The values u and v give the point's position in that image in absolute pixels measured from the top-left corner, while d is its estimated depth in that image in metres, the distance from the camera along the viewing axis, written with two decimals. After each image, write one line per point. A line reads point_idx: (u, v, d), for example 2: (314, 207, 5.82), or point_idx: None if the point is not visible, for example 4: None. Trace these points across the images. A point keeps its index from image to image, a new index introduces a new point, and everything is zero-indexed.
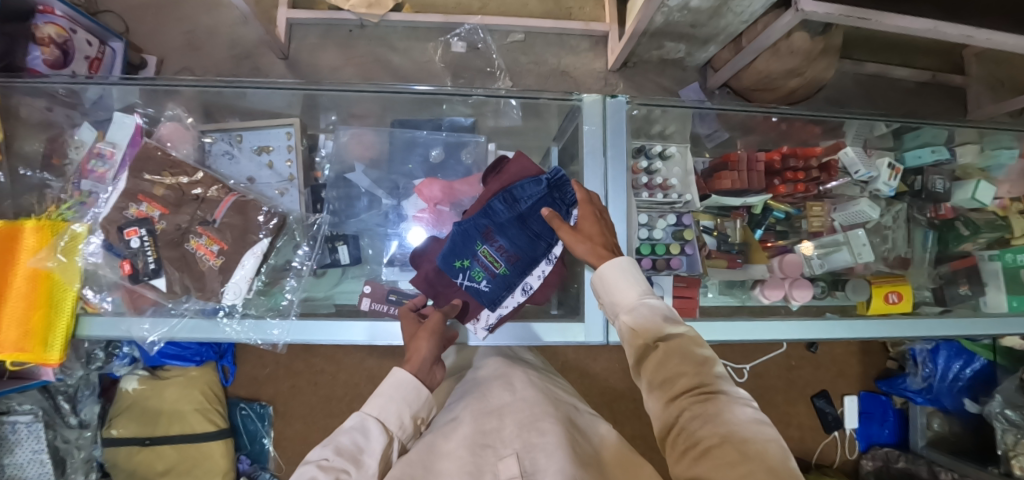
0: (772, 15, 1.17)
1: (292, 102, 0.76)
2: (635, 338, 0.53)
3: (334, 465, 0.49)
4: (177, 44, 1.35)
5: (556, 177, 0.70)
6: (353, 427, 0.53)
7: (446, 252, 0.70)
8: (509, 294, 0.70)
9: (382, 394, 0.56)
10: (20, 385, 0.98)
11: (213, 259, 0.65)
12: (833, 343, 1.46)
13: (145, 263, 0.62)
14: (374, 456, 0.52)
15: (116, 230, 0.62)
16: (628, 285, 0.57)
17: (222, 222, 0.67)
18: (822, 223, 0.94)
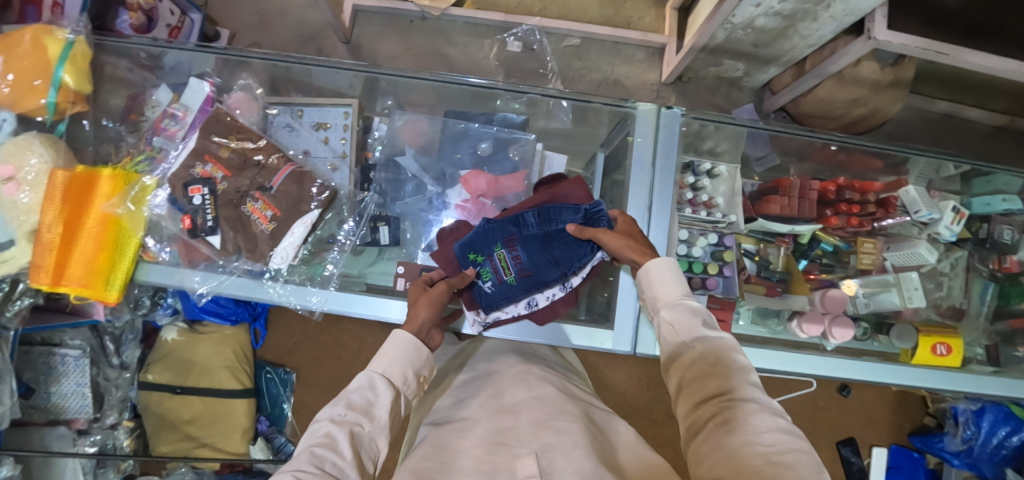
0: (840, 41, 1.13)
1: (354, 83, 0.80)
2: (672, 336, 0.54)
3: (347, 419, 0.51)
4: (250, 21, 1.42)
5: (594, 210, 0.68)
6: (360, 384, 0.54)
7: (467, 240, 0.71)
8: (509, 304, 0.70)
9: (384, 353, 0.57)
10: (73, 321, 1.08)
11: (266, 223, 0.69)
12: (867, 390, 1.39)
13: (204, 220, 0.67)
14: (385, 409, 0.54)
15: (181, 186, 0.66)
16: (670, 284, 0.57)
17: (278, 189, 0.70)
18: (872, 261, 0.89)
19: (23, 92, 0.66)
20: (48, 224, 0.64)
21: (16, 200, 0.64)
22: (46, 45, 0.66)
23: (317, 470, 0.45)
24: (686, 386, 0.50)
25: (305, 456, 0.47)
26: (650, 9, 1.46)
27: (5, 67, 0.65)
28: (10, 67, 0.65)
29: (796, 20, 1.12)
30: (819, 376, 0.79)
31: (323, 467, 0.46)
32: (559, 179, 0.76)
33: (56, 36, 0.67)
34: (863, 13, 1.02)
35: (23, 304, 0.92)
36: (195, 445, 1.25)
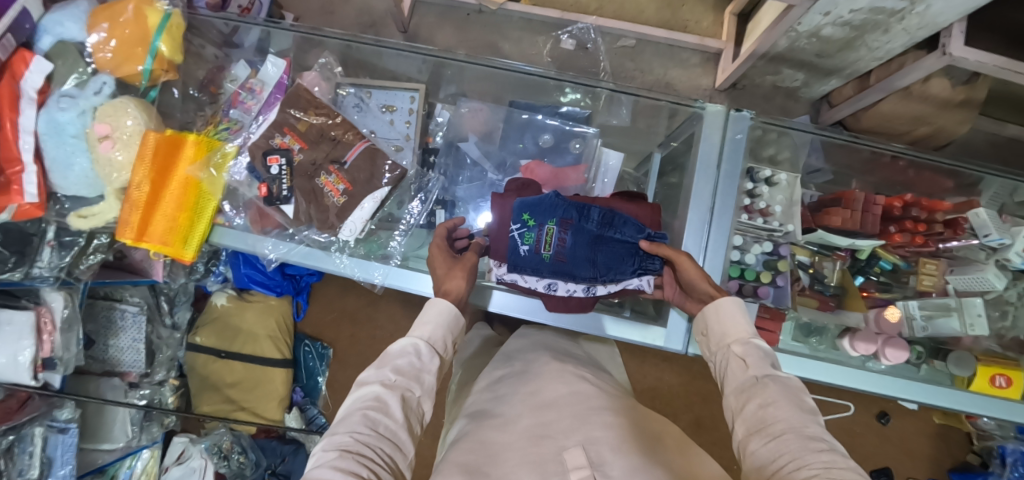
0: (910, 55, 1.10)
1: (422, 69, 0.82)
2: (740, 371, 0.52)
3: (398, 383, 0.52)
4: (313, 7, 1.47)
5: (658, 238, 0.66)
6: (405, 350, 0.56)
7: (529, 199, 0.66)
8: (532, 276, 0.67)
9: (429, 320, 0.59)
10: (134, 279, 1.14)
11: (338, 196, 0.71)
12: (908, 420, 1.33)
13: (279, 189, 0.71)
14: (431, 374, 0.56)
15: (261, 155, 0.70)
16: (742, 322, 0.57)
17: (352, 164, 0.73)
18: (933, 283, 0.86)
19: (124, 58, 0.70)
20: (138, 182, 0.68)
21: (112, 158, 0.69)
22: (147, 16, 0.71)
23: (372, 431, 0.47)
24: (749, 419, 0.47)
25: (359, 416, 0.48)
26: (707, 13, 1.44)
27: (108, 34, 0.70)
28: (113, 34, 0.70)
29: (865, 31, 1.09)
30: (864, 390, 0.79)
31: (377, 427, 0.48)
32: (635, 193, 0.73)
33: (155, 8, 0.72)
34: (939, 27, 0.99)
35: (95, 259, 0.98)
36: (234, 408, 1.31)
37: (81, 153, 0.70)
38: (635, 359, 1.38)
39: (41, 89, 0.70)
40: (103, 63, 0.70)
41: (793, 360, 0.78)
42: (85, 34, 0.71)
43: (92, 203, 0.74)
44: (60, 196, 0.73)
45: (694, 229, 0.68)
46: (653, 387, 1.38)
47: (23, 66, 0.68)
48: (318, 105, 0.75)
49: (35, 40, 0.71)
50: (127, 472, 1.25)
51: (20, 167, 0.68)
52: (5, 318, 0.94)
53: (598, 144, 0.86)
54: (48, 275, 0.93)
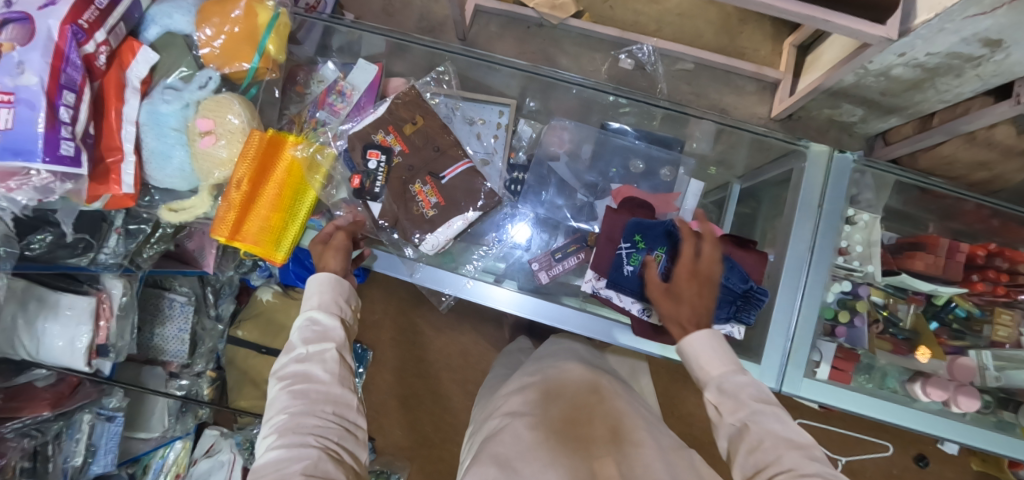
0: (979, 101, 1.10)
1: (510, 83, 0.84)
2: (720, 417, 0.51)
3: (309, 353, 0.57)
4: (376, 8, 1.48)
5: (758, 295, 0.63)
6: (303, 322, 0.60)
7: (644, 221, 0.67)
8: (630, 297, 0.67)
9: (311, 293, 0.62)
10: (183, 269, 1.12)
11: (428, 208, 0.72)
12: (947, 465, 1.32)
13: (371, 185, 0.72)
14: (337, 329, 0.60)
15: (362, 148, 0.72)
16: (711, 361, 0.54)
17: (448, 181, 0.73)
18: (1008, 334, 0.85)
19: (231, 55, 0.71)
20: (238, 178, 0.67)
21: (213, 152, 0.68)
22: (257, 13, 0.71)
23: (309, 404, 0.54)
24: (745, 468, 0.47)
25: (286, 398, 0.54)
26: (766, 42, 1.44)
27: (216, 29, 0.70)
28: (221, 29, 0.70)
29: (937, 74, 1.09)
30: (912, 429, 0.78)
31: (311, 398, 0.54)
32: (747, 240, 0.69)
33: (265, 6, 0.72)
34: (1014, 76, 1.00)
35: (156, 249, 0.97)
36: None
37: (181, 146, 0.69)
38: (675, 383, 1.37)
39: (144, 80, 0.69)
40: (210, 58, 0.71)
41: (852, 397, 0.76)
42: (193, 28, 0.71)
43: (183, 197, 0.75)
44: (152, 188, 0.73)
45: (792, 268, 0.68)
46: (692, 414, 1.36)
47: (130, 56, 0.67)
48: (424, 109, 0.76)
49: (139, 29, 0.71)
50: (159, 462, 1.22)
51: (121, 156, 0.67)
52: (67, 302, 0.92)
53: (689, 177, 0.87)
54: (111, 261, 0.91)
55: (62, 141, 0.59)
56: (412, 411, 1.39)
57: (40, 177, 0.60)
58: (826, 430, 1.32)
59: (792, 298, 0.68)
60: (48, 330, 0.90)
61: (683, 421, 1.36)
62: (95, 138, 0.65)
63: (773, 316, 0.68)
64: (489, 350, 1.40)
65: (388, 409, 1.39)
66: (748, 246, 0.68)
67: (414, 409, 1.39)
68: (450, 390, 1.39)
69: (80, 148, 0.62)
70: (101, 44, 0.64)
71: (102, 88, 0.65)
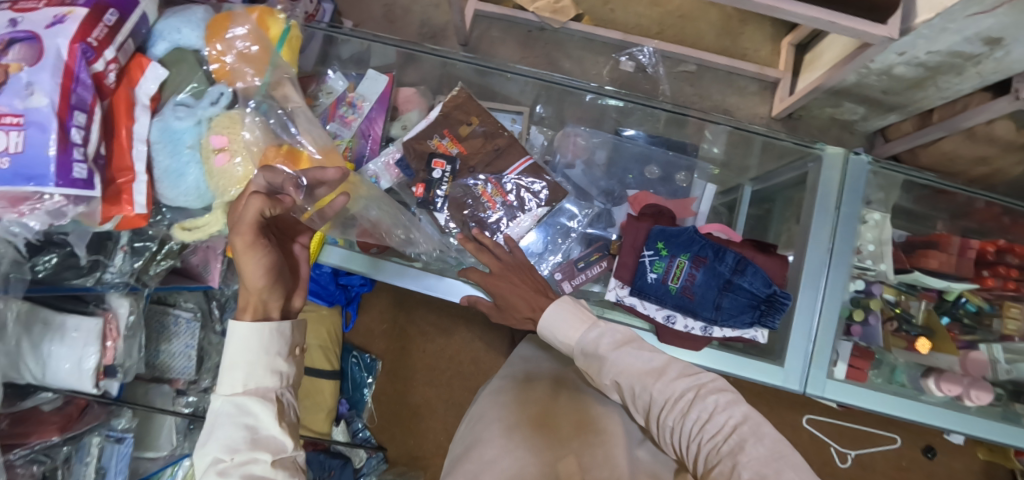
0: (978, 97, 1.12)
1: (523, 91, 0.84)
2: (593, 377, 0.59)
3: (238, 461, 0.48)
4: (377, 15, 1.47)
5: (780, 299, 0.63)
6: (227, 414, 0.49)
7: (667, 229, 0.67)
8: (655, 304, 0.67)
9: (237, 365, 0.51)
10: (189, 285, 1.10)
11: (494, 209, 0.77)
12: (954, 456, 1.34)
13: (436, 192, 0.76)
14: (270, 426, 0.50)
15: (426, 158, 0.76)
16: (565, 329, 0.60)
17: (512, 181, 0.77)
18: (1018, 328, 0.86)
19: (243, 69, 0.69)
20: None
21: (228, 170, 0.67)
22: (269, 26, 0.70)
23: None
24: (639, 410, 0.56)
25: None
26: (765, 42, 1.46)
27: (227, 43, 0.68)
28: (233, 44, 0.68)
29: (938, 72, 1.10)
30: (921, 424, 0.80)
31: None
32: (770, 244, 0.70)
33: (276, 19, 0.70)
34: (1014, 73, 1.02)
35: (164, 266, 0.95)
36: None
37: (195, 164, 0.68)
38: None
39: (154, 96, 0.68)
40: (222, 73, 0.69)
41: (862, 393, 0.77)
42: (204, 43, 0.70)
43: (196, 215, 0.73)
44: (164, 207, 0.72)
45: (814, 271, 0.69)
46: None
47: (139, 73, 0.66)
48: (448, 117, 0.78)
49: (148, 45, 0.70)
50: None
51: (132, 176, 0.66)
52: (73, 323, 0.91)
53: (704, 181, 0.89)
54: (118, 281, 0.89)
55: (75, 164, 0.57)
56: (423, 420, 1.38)
57: (53, 201, 0.58)
58: (835, 424, 1.34)
59: (813, 302, 0.68)
60: (54, 352, 0.88)
61: None
62: (106, 159, 0.64)
63: (796, 318, 0.68)
64: (500, 357, 1.39)
65: (399, 418, 1.38)
66: (770, 250, 0.69)
67: (425, 418, 1.38)
68: (461, 398, 1.38)
69: (93, 171, 0.60)
70: (110, 62, 0.62)
71: (112, 106, 0.64)
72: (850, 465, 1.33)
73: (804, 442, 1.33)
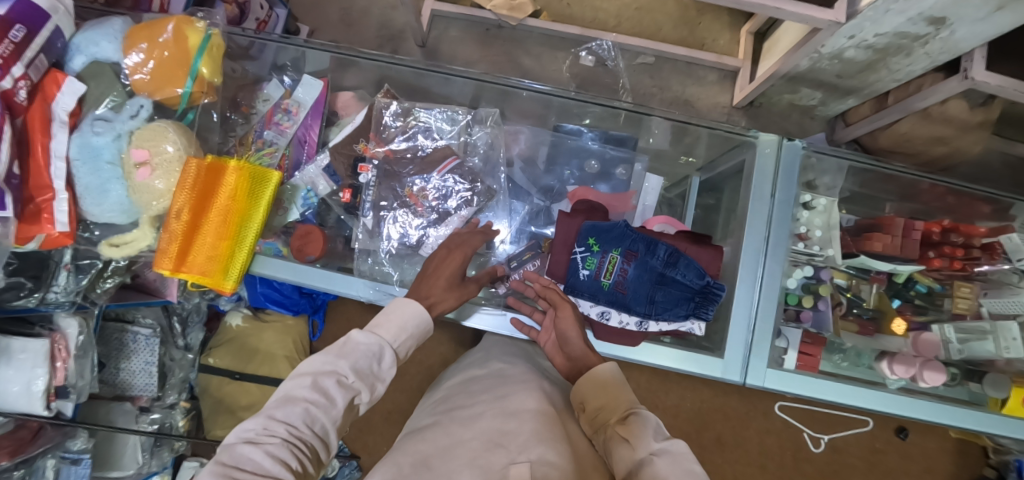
0: (930, 77, 1.12)
1: (462, 90, 0.83)
2: (620, 448, 0.50)
3: (353, 385, 0.53)
4: (333, 19, 1.45)
5: (713, 289, 0.63)
6: (372, 349, 0.56)
7: (597, 225, 0.67)
8: (588, 301, 0.66)
9: (405, 327, 0.59)
10: (147, 300, 1.09)
11: (421, 209, 0.78)
12: (927, 435, 1.35)
13: (364, 197, 0.78)
14: (384, 384, 0.57)
15: (348, 161, 0.79)
16: (619, 396, 0.57)
17: (436, 181, 0.80)
18: (969, 306, 0.87)
19: (161, 81, 0.68)
20: (178, 210, 0.65)
21: (150, 184, 0.66)
22: (188, 36, 0.68)
23: (308, 430, 0.49)
24: None
25: (299, 415, 0.48)
26: (725, 31, 1.45)
27: (146, 55, 0.67)
28: (151, 54, 0.67)
29: (888, 54, 1.10)
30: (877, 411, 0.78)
31: (314, 427, 0.49)
32: (704, 235, 0.70)
33: (195, 27, 0.69)
34: (961, 51, 1.01)
35: (111, 283, 0.94)
36: None
37: (117, 180, 0.66)
38: (658, 377, 1.32)
39: (73, 112, 0.66)
40: (140, 85, 0.68)
41: (816, 384, 0.76)
42: (121, 54, 0.68)
43: (124, 231, 0.72)
44: (90, 223, 0.71)
45: (750, 259, 0.68)
46: None
47: (54, 88, 0.64)
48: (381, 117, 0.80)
49: (65, 59, 0.68)
50: None
51: (52, 194, 0.65)
52: (19, 345, 0.88)
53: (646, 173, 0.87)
54: (63, 299, 0.87)
55: None
56: (396, 425, 1.37)
57: None
58: (807, 409, 1.34)
59: (750, 292, 0.67)
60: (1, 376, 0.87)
61: None
62: (21, 178, 0.63)
63: (733, 308, 0.68)
64: None
65: (371, 424, 1.37)
66: (705, 240, 0.69)
67: (398, 422, 1.37)
68: None
69: (5, 191, 0.59)
70: (20, 79, 0.59)
71: (25, 123, 0.62)
72: (824, 449, 1.33)
73: (776, 427, 1.33)
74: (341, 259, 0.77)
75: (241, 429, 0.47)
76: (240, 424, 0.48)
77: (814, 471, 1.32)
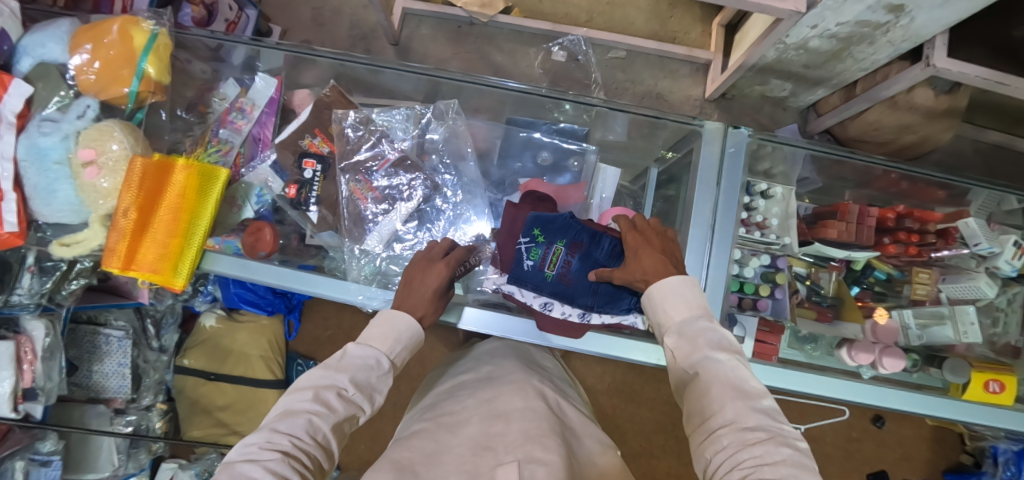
0: (895, 66, 1.12)
1: (417, 86, 0.84)
2: (676, 361, 0.54)
3: (352, 397, 0.55)
4: (305, 19, 1.46)
5: None
6: (367, 362, 0.58)
7: (542, 216, 0.68)
8: (532, 291, 0.66)
9: (399, 340, 0.61)
10: (119, 302, 1.09)
11: (365, 203, 0.77)
12: (903, 423, 1.35)
13: (308, 193, 0.76)
14: (381, 396, 0.59)
15: (295, 155, 0.76)
16: (673, 306, 0.56)
17: (383, 176, 0.78)
18: (927, 292, 0.88)
19: (108, 80, 0.68)
20: (125, 208, 0.66)
21: (99, 184, 0.67)
22: (133, 36, 0.68)
23: (310, 439, 0.51)
24: (694, 422, 0.50)
25: (302, 424, 0.50)
26: (696, 24, 1.45)
27: (91, 55, 0.67)
28: (98, 55, 0.67)
29: (852, 43, 1.10)
30: (853, 402, 0.76)
31: (316, 437, 0.51)
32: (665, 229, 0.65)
33: (142, 28, 0.70)
34: (922, 39, 1.01)
35: (77, 285, 0.92)
36: (227, 432, 1.26)
37: (65, 180, 0.67)
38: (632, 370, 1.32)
39: (21, 113, 0.66)
40: (86, 85, 0.68)
41: (796, 377, 0.75)
42: (68, 56, 0.68)
43: (76, 231, 0.72)
44: (41, 224, 0.72)
45: (695, 245, 0.69)
46: (653, 398, 1.37)
47: None
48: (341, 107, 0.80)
49: (13, 62, 0.69)
50: None
51: None
52: None
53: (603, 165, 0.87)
54: (27, 301, 0.87)
55: None
56: (374, 422, 1.37)
57: None
58: (782, 400, 1.34)
59: (696, 281, 0.68)
60: None
61: (643, 406, 1.36)
62: None
63: None
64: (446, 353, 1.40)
65: None
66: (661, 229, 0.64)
67: (377, 420, 1.38)
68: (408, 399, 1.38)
69: None
70: None
71: None
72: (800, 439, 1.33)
73: None
74: (293, 256, 0.79)
75: (244, 445, 0.48)
76: (243, 440, 0.49)
77: None
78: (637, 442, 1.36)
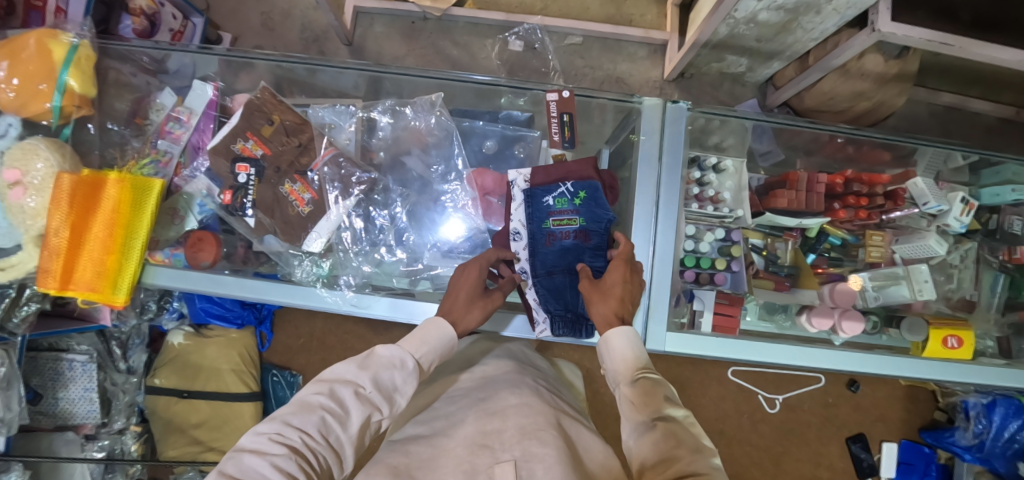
0: (844, 34, 1.12)
1: (358, 83, 0.83)
2: (633, 412, 0.53)
3: (369, 396, 0.53)
4: (255, 24, 1.43)
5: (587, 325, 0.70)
6: (391, 362, 0.56)
7: (599, 193, 0.71)
8: (525, 217, 0.72)
9: (427, 342, 0.60)
10: (80, 326, 1.04)
11: (303, 205, 0.75)
12: (876, 386, 1.37)
13: (243, 200, 0.73)
14: (404, 398, 0.56)
15: (228, 162, 0.73)
16: (629, 356, 0.58)
17: (318, 174, 0.76)
18: (881, 254, 0.89)
19: (29, 97, 0.66)
20: (55, 229, 0.64)
21: (24, 204, 0.65)
22: (52, 50, 0.67)
23: (322, 437, 0.49)
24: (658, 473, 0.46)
25: (316, 420, 0.49)
26: (651, 6, 1.45)
27: (10, 72, 0.66)
28: (16, 72, 0.66)
29: (799, 14, 1.10)
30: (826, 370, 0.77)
31: (328, 436, 0.50)
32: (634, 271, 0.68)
33: (60, 40, 0.68)
34: (865, 6, 1.01)
35: (29, 310, 0.88)
36: (203, 449, 1.25)
37: None
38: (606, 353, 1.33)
39: None
40: (5, 102, 0.67)
41: (770, 349, 0.75)
42: None
43: (10, 254, 0.70)
44: None
45: (641, 223, 0.71)
46: None
47: None
48: (281, 107, 0.78)
49: None
50: None
51: None
52: None
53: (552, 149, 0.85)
54: None
55: None
56: None
57: None
58: (759, 372, 1.36)
59: (646, 253, 0.71)
60: None
61: None
62: None
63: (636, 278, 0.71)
64: None
65: None
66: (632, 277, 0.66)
67: None
68: None
69: None
70: None
71: None
72: (779, 409, 1.35)
73: (730, 393, 1.35)
74: (242, 265, 0.78)
75: (255, 433, 0.48)
76: (256, 428, 0.49)
77: (769, 431, 1.35)
78: (619, 425, 1.36)
